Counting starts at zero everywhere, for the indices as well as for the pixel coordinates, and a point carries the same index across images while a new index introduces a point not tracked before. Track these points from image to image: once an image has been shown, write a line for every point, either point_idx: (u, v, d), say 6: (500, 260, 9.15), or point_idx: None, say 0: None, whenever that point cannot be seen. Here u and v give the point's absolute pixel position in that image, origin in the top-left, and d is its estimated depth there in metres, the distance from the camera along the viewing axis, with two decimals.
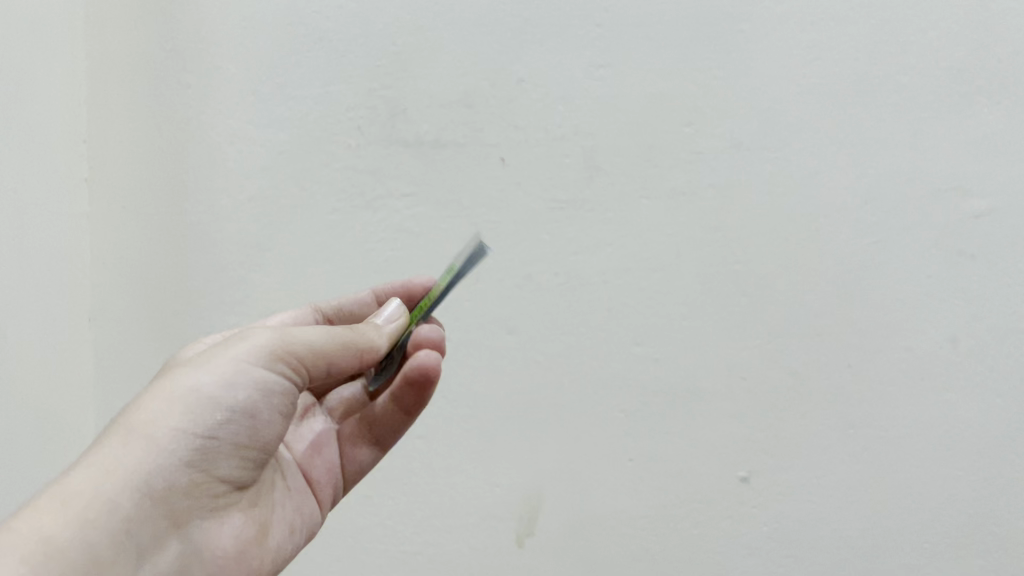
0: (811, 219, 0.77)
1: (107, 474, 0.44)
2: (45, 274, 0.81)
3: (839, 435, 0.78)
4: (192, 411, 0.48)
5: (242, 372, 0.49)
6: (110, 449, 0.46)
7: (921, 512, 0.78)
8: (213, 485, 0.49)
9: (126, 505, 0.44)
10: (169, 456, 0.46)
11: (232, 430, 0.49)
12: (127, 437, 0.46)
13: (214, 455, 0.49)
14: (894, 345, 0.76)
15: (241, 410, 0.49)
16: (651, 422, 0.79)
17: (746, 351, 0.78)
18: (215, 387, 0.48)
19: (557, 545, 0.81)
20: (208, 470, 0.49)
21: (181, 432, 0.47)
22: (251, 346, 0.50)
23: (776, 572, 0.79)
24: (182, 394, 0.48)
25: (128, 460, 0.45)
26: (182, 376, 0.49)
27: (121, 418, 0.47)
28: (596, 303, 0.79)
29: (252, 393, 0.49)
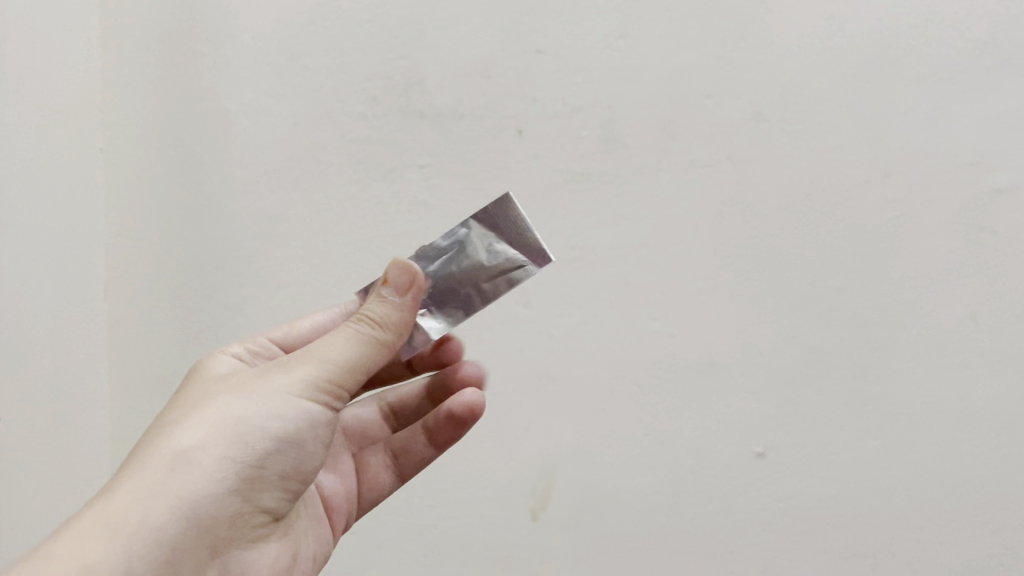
0: (832, 194, 0.76)
1: (152, 505, 0.44)
2: (59, 244, 0.79)
3: (857, 411, 0.77)
4: (237, 442, 0.47)
5: (285, 400, 0.49)
6: (153, 473, 0.45)
7: (938, 489, 0.76)
8: (255, 515, 0.50)
9: (172, 533, 0.44)
10: (214, 485, 0.46)
11: (278, 461, 0.49)
12: (171, 466, 0.46)
13: (260, 485, 0.49)
14: (913, 321, 0.76)
15: (285, 438, 0.49)
16: (668, 396, 0.79)
17: (765, 327, 0.77)
18: (261, 420, 0.48)
19: (570, 518, 0.81)
20: (251, 502, 0.49)
21: (227, 461, 0.47)
22: (294, 378, 0.50)
23: (791, 549, 0.78)
24: (227, 423, 0.48)
25: (172, 489, 0.45)
26: (225, 410, 0.49)
27: (160, 444, 0.47)
28: (612, 277, 0.79)
29: (297, 423, 0.49)
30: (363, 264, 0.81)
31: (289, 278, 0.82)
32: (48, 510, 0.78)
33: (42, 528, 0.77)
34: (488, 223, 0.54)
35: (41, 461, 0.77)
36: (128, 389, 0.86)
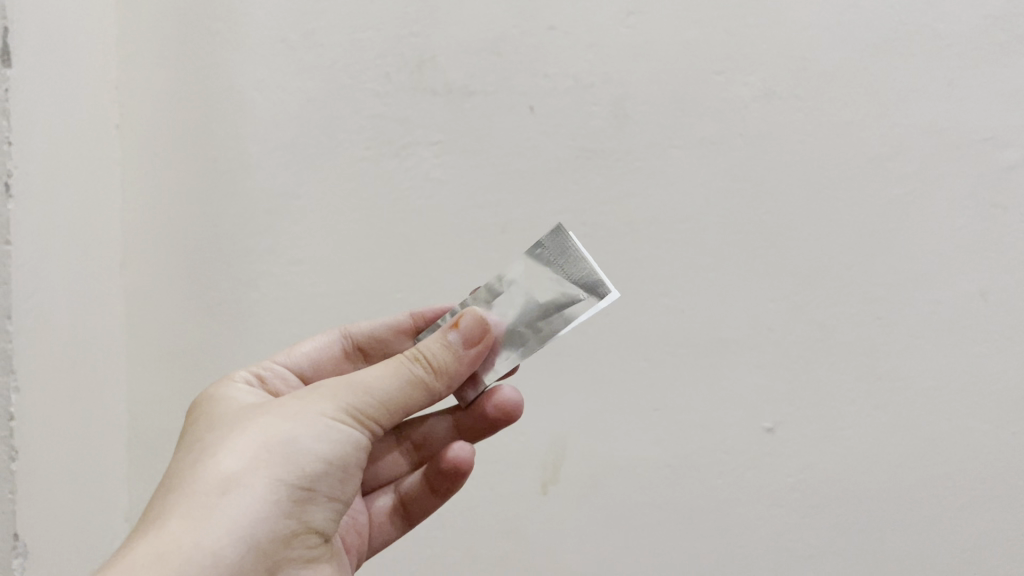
0: (843, 170, 0.76)
1: (208, 529, 0.45)
2: (78, 218, 0.80)
3: (866, 387, 0.77)
4: (285, 463, 0.48)
5: (327, 424, 0.50)
6: (205, 501, 0.46)
7: (946, 464, 0.77)
8: (307, 537, 0.50)
9: (232, 558, 0.45)
10: (267, 506, 0.47)
11: (324, 482, 0.50)
12: (221, 490, 0.46)
13: (310, 505, 0.50)
14: (922, 298, 0.76)
15: (332, 461, 0.50)
16: (678, 372, 0.80)
17: (775, 304, 0.78)
18: (304, 440, 0.49)
19: (580, 492, 0.82)
20: (304, 522, 0.49)
21: (277, 482, 0.47)
22: (332, 401, 0.51)
23: (799, 523, 0.79)
24: (272, 445, 0.49)
25: (227, 512, 0.45)
26: (265, 433, 0.49)
27: (204, 471, 0.47)
28: (623, 253, 0.79)
29: (340, 446, 0.51)
30: (375, 241, 0.82)
31: (303, 255, 0.83)
32: (71, 482, 0.78)
33: (65, 500, 0.77)
34: (547, 258, 0.58)
35: (65, 433, 0.77)
36: (144, 363, 0.87)
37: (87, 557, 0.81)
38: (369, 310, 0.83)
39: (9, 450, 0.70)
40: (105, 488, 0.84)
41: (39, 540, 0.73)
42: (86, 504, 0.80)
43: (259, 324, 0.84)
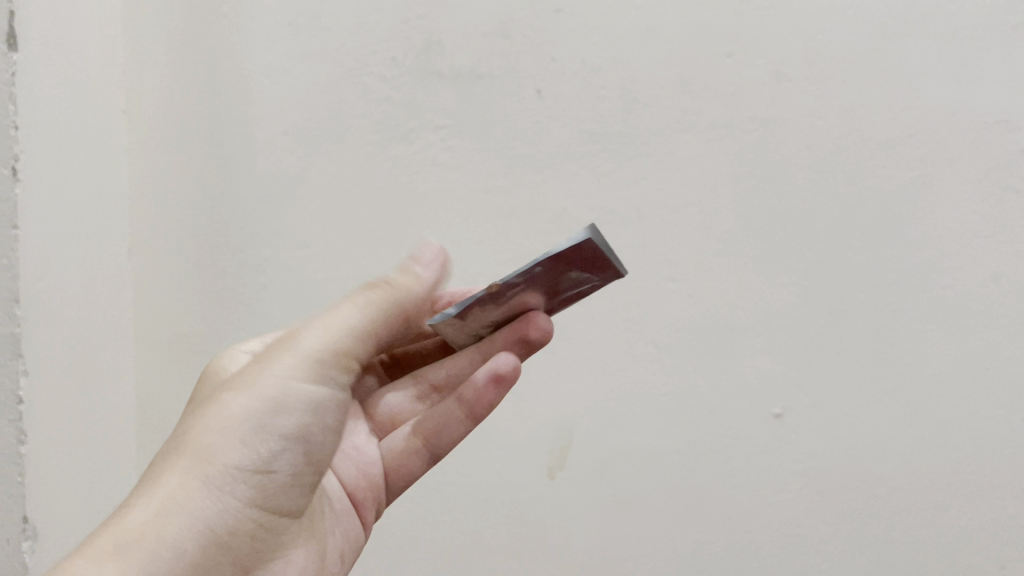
0: (853, 153, 0.75)
1: (176, 509, 0.46)
2: (85, 202, 0.80)
3: (875, 373, 0.77)
4: (244, 439, 0.49)
5: (284, 388, 0.51)
6: (167, 485, 0.46)
7: (956, 451, 0.76)
8: (281, 514, 0.52)
9: (191, 541, 0.45)
10: (227, 486, 0.48)
11: (287, 457, 0.51)
12: (182, 473, 0.47)
13: (275, 487, 0.50)
14: (933, 283, 0.75)
15: (289, 432, 0.51)
16: (685, 358, 0.79)
17: (784, 288, 0.77)
18: (261, 410, 0.50)
19: (587, 478, 0.81)
20: (274, 501, 0.51)
21: (236, 461, 0.48)
22: (289, 367, 0.52)
23: (808, 510, 0.79)
24: (233, 420, 0.49)
25: (195, 492, 0.47)
26: (227, 406, 0.50)
27: (169, 454, 0.48)
28: (631, 238, 0.79)
29: (305, 410, 0.52)
30: (382, 226, 0.82)
31: (309, 239, 0.83)
32: (80, 467, 0.78)
33: (73, 485, 0.77)
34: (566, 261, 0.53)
35: (74, 417, 0.78)
36: (153, 348, 0.87)
37: None
38: None
39: (18, 434, 0.71)
40: (113, 472, 0.84)
41: (48, 524, 0.74)
42: (94, 488, 0.81)
43: (267, 309, 0.84)
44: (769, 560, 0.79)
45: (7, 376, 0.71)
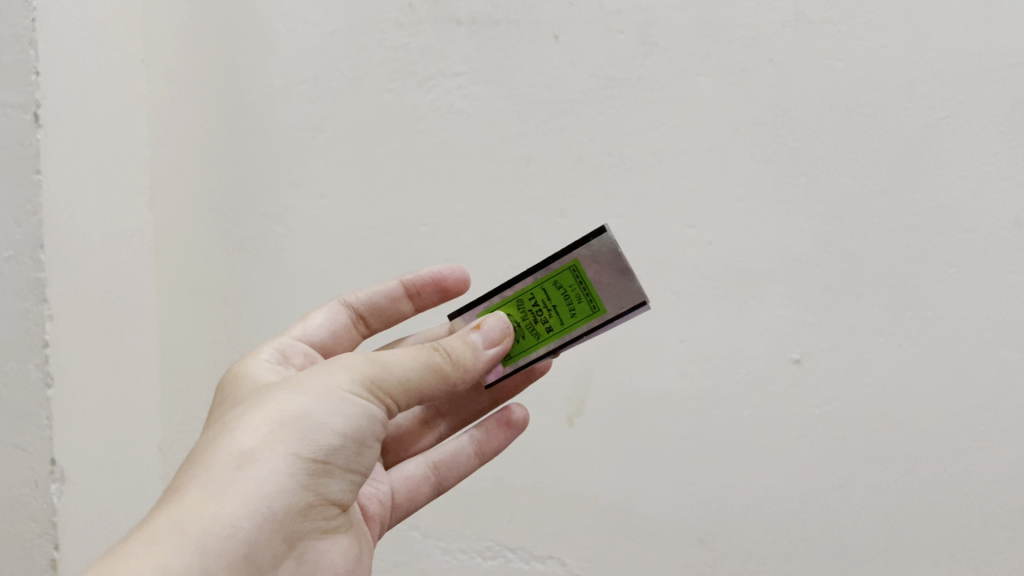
0: (875, 94, 0.74)
1: (224, 504, 0.44)
2: (106, 150, 0.80)
3: (895, 317, 0.76)
4: (303, 436, 0.47)
5: (345, 399, 0.49)
6: (223, 473, 0.45)
7: (977, 395, 0.75)
8: (325, 509, 0.50)
9: (247, 530, 0.44)
10: (283, 481, 0.46)
11: (343, 456, 0.49)
12: (238, 465, 0.46)
13: (328, 479, 0.49)
14: (955, 226, 0.74)
15: (349, 436, 0.49)
16: (703, 304, 0.79)
17: (803, 233, 0.77)
18: (321, 413, 0.48)
19: (605, 424, 0.82)
20: (319, 495, 0.48)
21: (292, 459, 0.47)
22: (352, 377, 0.50)
23: (827, 455, 0.78)
24: (290, 418, 0.48)
25: (242, 487, 0.45)
26: (286, 405, 0.49)
27: (225, 441, 0.47)
28: (649, 184, 0.78)
29: (358, 419, 0.49)
30: (400, 175, 0.82)
31: (329, 189, 0.83)
32: (106, 412, 0.80)
33: (99, 431, 0.79)
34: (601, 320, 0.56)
35: (99, 363, 0.79)
36: (176, 299, 0.88)
37: (122, 486, 0.82)
38: (395, 244, 0.83)
39: (45, 377, 0.72)
40: (138, 419, 0.85)
41: (74, 467, 0.75)
42: (119, 434, 0.82)
43: (287, 259, 0.85)
44: (786, 505, 0.80)
45: (33, 320, 0.72)
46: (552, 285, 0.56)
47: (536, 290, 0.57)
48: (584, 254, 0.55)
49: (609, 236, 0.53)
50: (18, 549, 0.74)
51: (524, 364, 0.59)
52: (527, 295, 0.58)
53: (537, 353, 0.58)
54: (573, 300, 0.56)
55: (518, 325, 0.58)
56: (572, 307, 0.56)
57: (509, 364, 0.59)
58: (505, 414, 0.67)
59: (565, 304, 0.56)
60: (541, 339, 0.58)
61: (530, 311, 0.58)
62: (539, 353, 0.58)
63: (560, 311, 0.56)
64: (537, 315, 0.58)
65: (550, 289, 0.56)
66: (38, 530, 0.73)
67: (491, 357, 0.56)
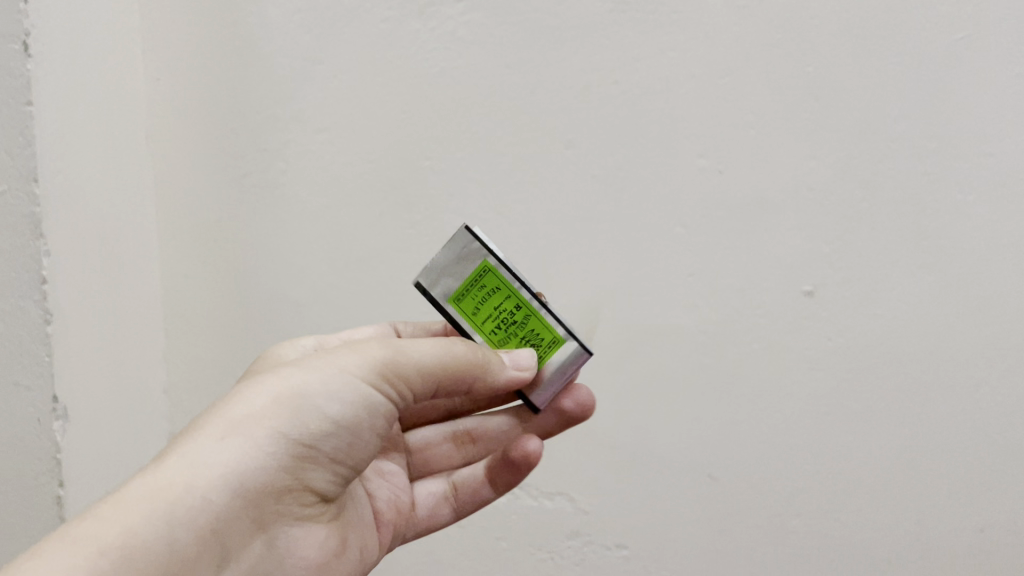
0: (895, 13, 0.71)
1: (201, 471, 0.45)
2: (102, 82, 0.78)
3: (911, 246, 0.74)
4: (296, 415, 0.48)
5: (348, 382, 0.49)
6: (208, 442, 0.46)
7: (994, 323, 0.74)
8: (303, 494, 0.50)
9: (218, 505, 0.45)
10: (265, 457, 0.47)
11: (332, 442, 0.49)
12: (222, 434, 0.46)
13: (312, 464, 0.49)
14: (974, 150, 0.72)
15: (342, 421, 0.49)
16: (713, 236, 0.77)
17: (817, 161, 0.74)
18: (319, 393, 0.49)
19: (614, 360, 0.81)
20: (299, 478, 0.49)
21: (278, 437, 0.47)
22: (360, 361, 0.51)
23: (839, 388, 0.77)
24: (288, 395, 0.48)
25: (223, 457, 0.46)
26: (287, 382, 0.49)
27: (220, 409, 0.48)
28: (658, 112, 0.76)
29: (355, 407, 0.49)
30: (402, 107, 0.80)
31: (329, 123, 0.81)
32: (107, 351, 0.79)
33: (102, 369, 0.78)
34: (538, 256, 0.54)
35: (100, 301, 0.78)
36: (176, 238, 0.87)
37: (126, 425, 0.82)
38: (397, 178, 0.81)
39: (43, 314, 0.71)
40: (139, 359, 0.85)
41: (77, 404, 0.75)
42: (121, 374, 0.81)
43: (288, 195, 0.83)
44: (797, 438, 0.79)
45: (30, 255, 0.71)
46: (466, 303, 0.54)
47: (474, 317, 0.54)
48: (440, 265, 0.53)
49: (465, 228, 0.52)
50: (23, 486, 0.74)
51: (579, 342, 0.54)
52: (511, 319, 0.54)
53: (551, 317, 0.54)
54: (477, 279, 0.53)
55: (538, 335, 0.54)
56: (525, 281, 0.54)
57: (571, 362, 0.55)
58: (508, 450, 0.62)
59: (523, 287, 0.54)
60: (530, 310, 0.54)
61: (502, 320, 0.54)
62: (550, 315, 0.54)
63: (497, 289, 0.53)
64: (504, 313, 0.54)
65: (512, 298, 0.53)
66: (44, 467, 0.73)
67: (514, 381, 0.53)
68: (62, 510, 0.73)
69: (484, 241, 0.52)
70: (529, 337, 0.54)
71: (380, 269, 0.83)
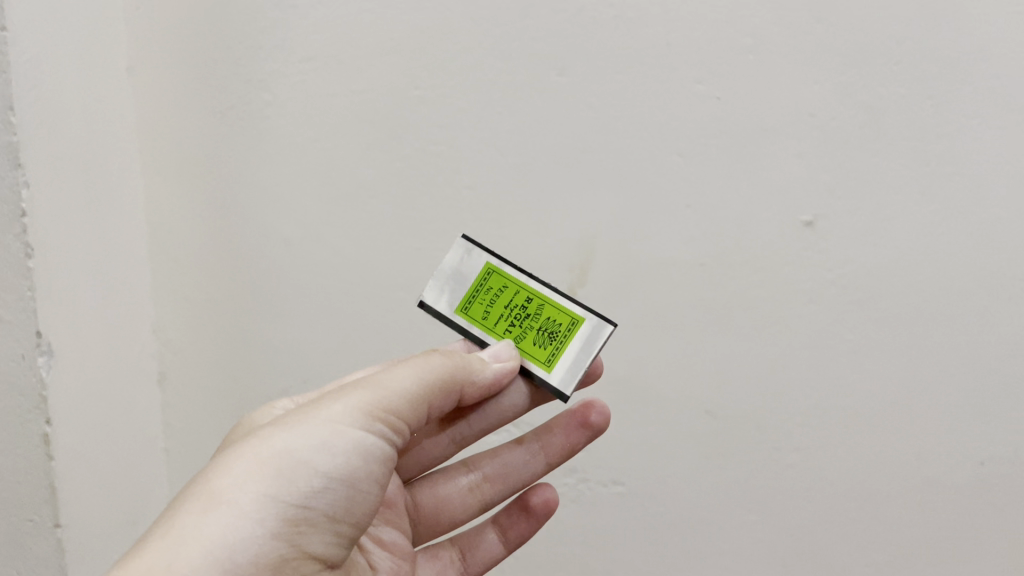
0: None
1: (182, 552, 0.44)
2: (78, 11, 0.75)
3: (914, 174, 0.72)
4: (282, 476, 0.47)
5: (337, 432, 0.49)
6: (191, 519, 0.45)
7: (998, 250, 0.72)
8: (303, 561, 0.48)
9: None
10: (254, 526, 0.46)
11: (326, 497, 0.48)
12: (206, 506, 0.45)
13: (308, 525, 0.48)
14: (981, 72, 0.69)
15: (334, 475, 0.48)
16: (710, 167, 0.75)
17: (818, 86, 0.72)
18: (306, 449, 0.48)
19: (610, 296, 0.79)
20: (298, 544, 0.47)
21: (265, 500, 0.46)
22: (348, 408, 0.50)
23: (839, 320, 0.76)
24: (273, 456, 0.48)
25: (205, 532, 0.45)
26: (270, 442, 0.48)
27: (203, 481, 0.47)
28: (654, 37, 0.73)
29: (348, 458, 0.49)
30: (390, 35, 0.77)
31: (314, 53, 0.79)
32: (91, 291, 0.77)
33: (86, 308, 0.76)
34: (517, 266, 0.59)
35: (81, 238, 0.76)
36: (163, 176, 0.85)
37: (112, 366, 0.81)
38: (387, 110, 0.79)
39: (24, 248, 0.69)
40: (124, 300, 0.83)
41: (62, 342, 0.73)
42: (106, 314, 0.80)
43: (274, 129, 0.81)
44: (795, 373, 0.77)
45: (7, 187, 0.68)
46: (474, 309, 0.59)
47: (485, 322, 0.59)
48: (444, 281, 0.60)
49: (456, 244, 0.60)
50: (9, 424, 0.73)
51: (593, 324, 0.58)
52: (519, 323, 0.59)
53: (561, 301, 0.58)
54: (481, 282, 0.59)
55: (548, 331, 0.58)
56: (519, 289, 0.59)
57: (589, 347, 0.57)
58: (525, 499, 0.68)
59: (520, 294, 0.59)
60: (542, 300, 0.58)
61: (515, 318, 0.59)
62: (561, 298, 0.58)
63: (504, 287, 0.59)
64: (515, 310, 0.59)
65: (513, 303, 0.59)
66: (29, 405, 0.72)
67: (501, 372, 0.57)
68: (50, 449, 0.72)
69: (484, 246, 0.60)
70: (546, 325, 0.58)
71: (370, 203, 0.81)
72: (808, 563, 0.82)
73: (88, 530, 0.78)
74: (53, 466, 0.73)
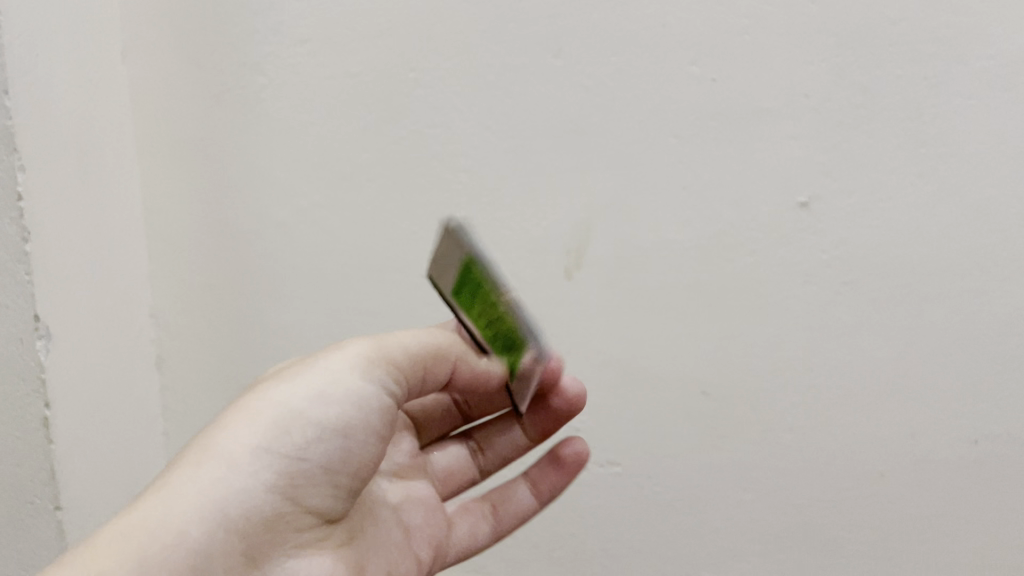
0: None
1: (175, 504, 0.46)
2: None
3: (908, 155, 0.72)
4: (276, 429, 0.49)
5: (332, 386, 0.51)
6: (187, 472, 0.48)
7: (992, 231, 0.72)
8: (298, 515, 0.50)
9: (197, 536, 0.46)
10: (246, 478, 0.48)
11: (321, 449, 0.50)
12: (203, 459, 0.48)
13: (303, 479, 0.49)
14: (976, 53, 0.69)
15: (330, 426, 0.50)
16: (705, 147, 0.75)
17: (814, 66, 0.72)
18: (301, 403, 0.50)
19: (605, 277, 0.79)
20: (293, 497, 0.49)
21: (259, 452, 0.48)
22: (345, 363, 0.52)
23: (834, 301, 0.76)
24: (268, 410, 0.50)
25: (199, 485, 0.47)
26: (269, 396, 0.51)
27: (205, 435, 0.50)
28: (649, 18, 0.73)
29: (344, 411, 0.50)
30: (385, 17, 0.77)
31: (309, 35, 0.78)
32: (88, 274, 0.77)
33: (83, 292, 0.77)
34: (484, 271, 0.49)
35: (78, 222, 0.76)
36: (158, 159, 0.85)
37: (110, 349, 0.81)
38: (382, 92, 0.79)
39: (21, 233, 0.69)
40: (121, 283, 0.83)
41: (61, 326, 0.74)
42: (103, 297, 0.80)
43: (270, 112, 0.81)
44: (790, 352, 0.78)
45: (4, 172, 0.69)
46: None
47: None
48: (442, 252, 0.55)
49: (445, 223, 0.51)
50: (9, 408, 0.73)
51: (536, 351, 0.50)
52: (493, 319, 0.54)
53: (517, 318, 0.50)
54: None
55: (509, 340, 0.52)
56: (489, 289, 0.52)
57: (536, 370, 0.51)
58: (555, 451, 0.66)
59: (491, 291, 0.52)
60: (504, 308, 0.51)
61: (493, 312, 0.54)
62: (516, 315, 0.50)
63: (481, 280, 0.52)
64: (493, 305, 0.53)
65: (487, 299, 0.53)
66: (29, 390, 0.72)
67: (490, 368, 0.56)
68: (49, 433, 0.73)
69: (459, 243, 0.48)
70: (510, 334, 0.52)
71: (366, 185, 0.81)
72: (803, 540, 0.83)
73: (88, 511, 0.78)
74: (53, 449, 0.73)
